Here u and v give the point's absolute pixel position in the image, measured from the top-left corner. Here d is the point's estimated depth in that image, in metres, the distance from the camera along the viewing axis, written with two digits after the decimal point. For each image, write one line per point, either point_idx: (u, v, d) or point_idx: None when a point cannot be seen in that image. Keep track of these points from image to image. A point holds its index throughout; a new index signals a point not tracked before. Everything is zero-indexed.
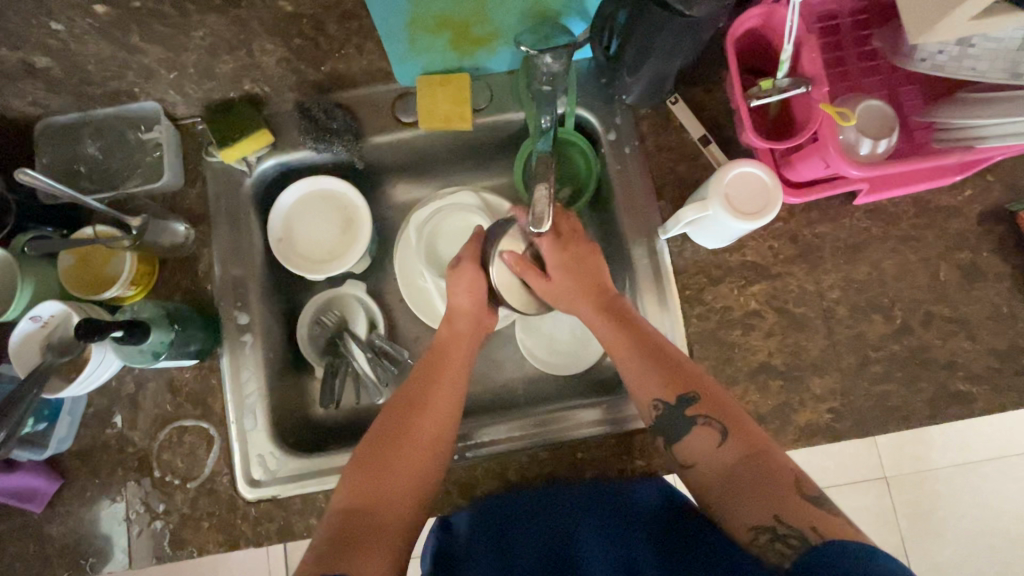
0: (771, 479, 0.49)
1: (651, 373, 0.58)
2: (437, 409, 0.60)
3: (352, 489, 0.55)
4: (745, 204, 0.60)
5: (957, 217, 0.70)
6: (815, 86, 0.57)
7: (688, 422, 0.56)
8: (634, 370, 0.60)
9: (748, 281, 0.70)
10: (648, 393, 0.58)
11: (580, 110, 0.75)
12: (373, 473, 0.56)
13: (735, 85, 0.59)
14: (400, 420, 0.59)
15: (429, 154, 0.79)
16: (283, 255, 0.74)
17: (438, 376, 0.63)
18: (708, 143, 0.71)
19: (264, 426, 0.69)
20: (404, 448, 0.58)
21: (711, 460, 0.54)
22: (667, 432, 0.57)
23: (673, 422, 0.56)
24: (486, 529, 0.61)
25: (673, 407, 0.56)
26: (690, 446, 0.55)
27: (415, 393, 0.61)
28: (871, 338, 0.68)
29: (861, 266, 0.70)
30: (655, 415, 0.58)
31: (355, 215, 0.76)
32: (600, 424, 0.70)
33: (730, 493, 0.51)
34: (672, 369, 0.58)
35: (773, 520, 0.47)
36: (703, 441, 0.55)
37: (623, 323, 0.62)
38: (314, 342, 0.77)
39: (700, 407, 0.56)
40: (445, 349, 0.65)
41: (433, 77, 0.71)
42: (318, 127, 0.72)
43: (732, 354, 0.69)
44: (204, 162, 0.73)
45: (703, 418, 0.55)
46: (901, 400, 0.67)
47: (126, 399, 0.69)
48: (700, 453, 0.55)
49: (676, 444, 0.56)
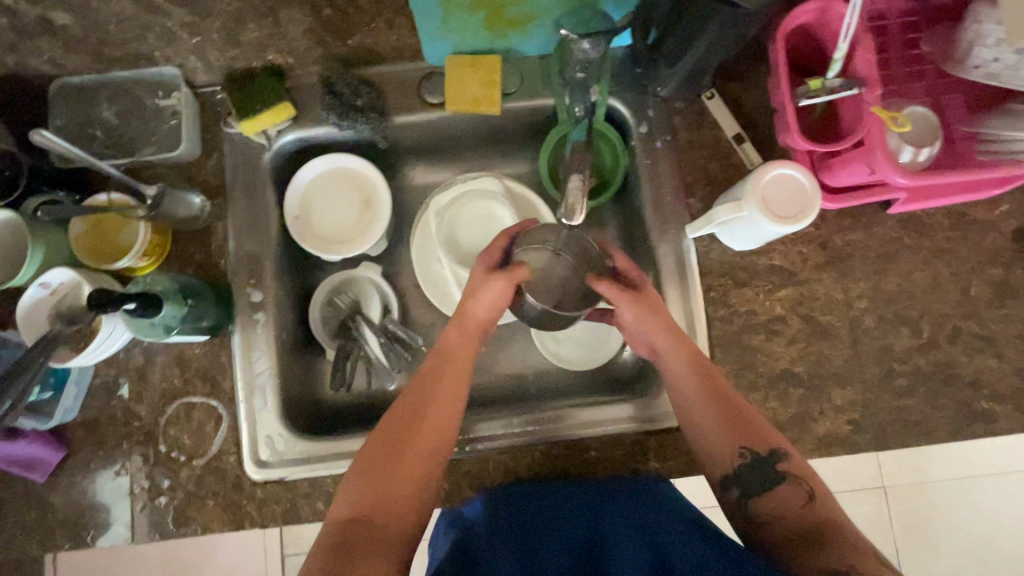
0: (850, 544, 0.50)
1: (738, 428, 0.57)
2: (437, 415, 0.57)
3: (354, 498, 0.52)
4: (782, 207, 0.58)
5: (991, 232, 0.69)
6: (866, 89, 0.55)
7: (775, 478, 0.56)
8: (718, 423, 0.58)
9: (774, 286, 0.68)
10: (736, 439, 0.57)
11: (612, 100, 0.72)
12: (375, 482, 0.53)
13: (782, 83, 0.57)
14: (402, 425, 0.56)
15: (453, 138, 0.77)
16: (299, 233, 0.72)
17: (438, 378, 0.58)
18: (742, 141, 0.69)
19: (274, 406, 0.68)
20: (404, 459, 0.54)
21: (792, 515, 0.53)
22: (742, 485, 0.56)
23: (758, 477, 0.56)
24: (501, 526, 0.60)
25: (762, 461, 0.56)
26: (769, 502, 0.55)
27: (416, 397, 0.57)
28: (896, 351, 0.67)
29: (890, 277, 0.68)
30: (736, 468, 0.56)
31: (376, 196, 0.74)
32: (605, 424, 0.69)
33: (809, 549, 0.50)
34: (758, 425, 0.58)
35: (848, 566, 0.47)
36: (791, 501, 0.54)
37: (710, 379, 0.59)
38: (326, 324, 0.75)
39: (790, 466, 0.56)
40: (454, 350, 0.60)
41: (463, 57, 0.69)
42: (343, 104, 0.70)
43: (754, 360, 0.67)
44: (222, 133, 0.70)
45: (791, 477, 0.55)
46: (922, 415, 0.66)
47: (134, 371, 0.68)
48: (779, 509, 0.54)
49: (751, 497, 0.56)
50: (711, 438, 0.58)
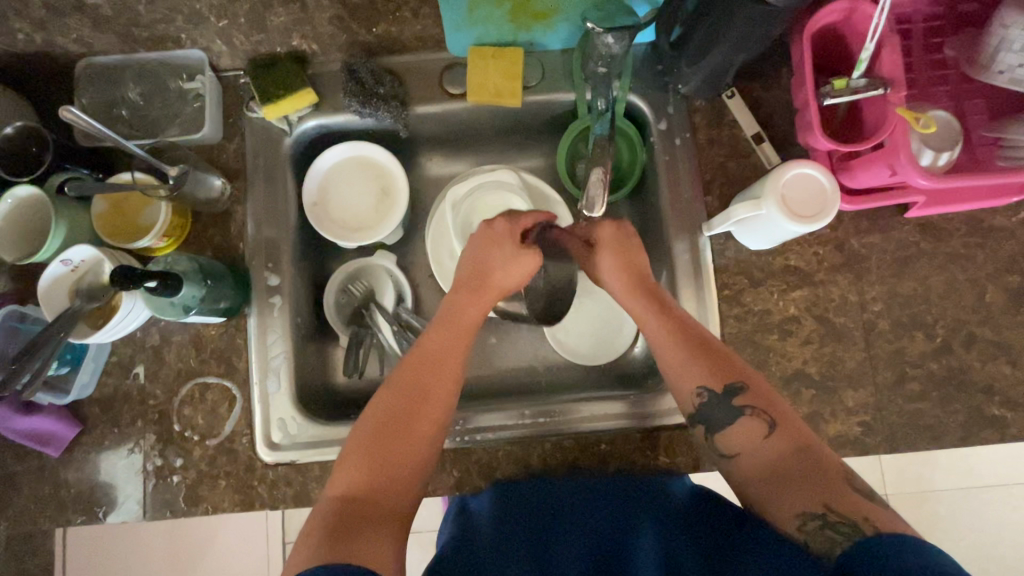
0: (825, 475, 0.48)
1: (696, 359, 0.57)
2: (439, 398, 0.57)
3: (351, 478, 0.52)
4: (802, 206, 0.58)
5: (1009, 239, 0.69)
6: (891, 90, 0.56)
7: (735, 412, 0.55)
8: (678, 362, 0.58)
9: (790, 286, 0.68)
10: (693, 379, 0.57)
11: (632, 96, 0.73)
12: (373, 459, 0.52)
13: (806, 82, 0.58)
14: (398, 401, 0.55)
15: (472, 129, 0.77)
16: (316, 219, 0.73)
17: (436, 360, 0.58)
18: (762, 141, 0.69)
19: (287, 390, 0.68)
20: (403, 436, 0.54)
21: (758, 454, 0.52)
22: (710, 421, 0.56)
23: (721, 411, 0.55)
24: (511, 525, 0.60)
25: (719, 396, 0.55)
26: (735, 439, 0.54)
27: (416, 378, 0.57)
28: (910, 355, 0.67)
29: (906, 281, 0.68)
30: (697, 407, 0.56)
31: (393, 185, 0.74)
32: (605, 419, 0.70)
33: (779, 484, 0.49)
34: (721, 360, 0.57)
35: (823, 507, 0.46)
36: (750, 432, 0.53)
37: (673, 318, 0.60)
38: (340, 310, 0.76)
39: (750, 398, 0.54)
40: (458, 331, 0.61)
41: (486, 49, 0.70)
42: (365, 90, 0.70)
43: (767, 359, 0.67)
44: (243, 118, 0.71)
45: (751, 407, 0.54)
46: (934, 420, 0.66)
47: (150, 350, 0.68)
48: (745, 444, 0.53)
49: (717, 434, 0.55)
50: (675, 377, 0.58)
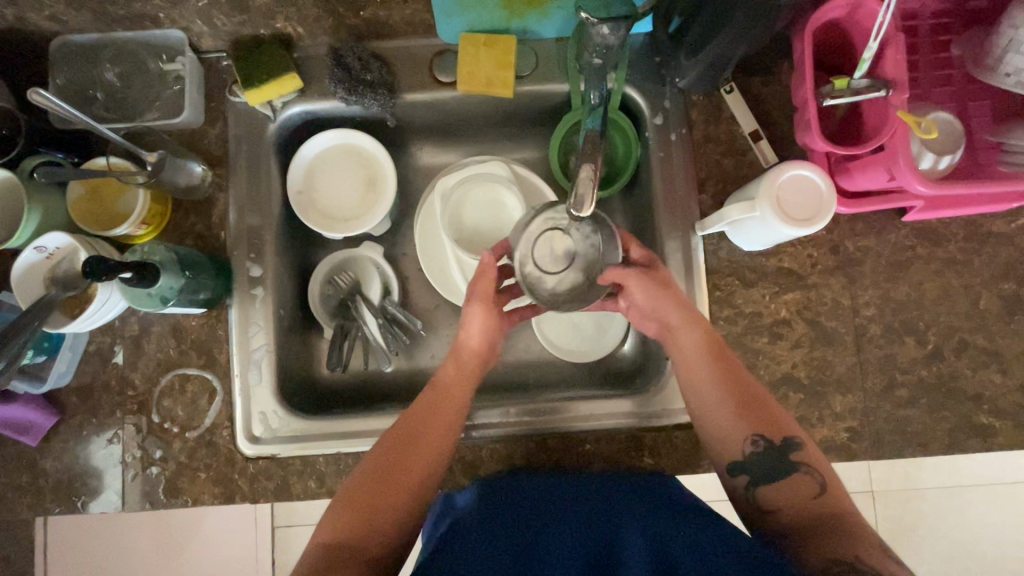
0: (860, 536, 0.51)
1: (747, 407, 0.59)
2: (435, 441, 0.60)
3: (341, 515, 0.56)
4: (797, 209, 0.57)
5: (1007, 245, 0.67)
6: (893, 91, 0.54)
7: (789, 466, 0.57)
8: (729, 404, 0.59)
9: (782, 288, 0.67)
10: (749, 427, 0.58)
11: (629, 89, 0.70)
12: (369, 499, 0.56)
13: (806, 79, 0.56)
14: (403, 449, 0.59)
15: (463, 118, 0.75)
16: (300, 208, 0.71)
17: (448, 407, 0.62)
18: (759, 138, 0.67)
19: (269, 382, 0.67)
20: (400, 479, 0.58)
21: (796, 507, 0.55)
22: (750, 472, 0.57)
23: (768, 465, 0.57)
24: (482, 513, 0.59)
25: (776, 447, 0.57)
26: (777, 494, 0.56)
27: (414, 428, 0.61)
28: (900, 361, 0.66)
29: (900, 286, 0.67)
30: (748, 454, 0.58)
31: (381, 175, 0.72)
32: (602, 419, 0.69)
33: (810, 534, 0.52)
34: (769, 412, 0.59)
35: (852, 557, 0.48)
36: (798, 490, 0.56)
37: (716, 354, 0.61)
38: (325, 302, 0.75)
39: (803, 456, 0.57)
40: (453, 380, 0.64)
41: (478, 36, 0.67)
42: (352, 77, 0.67)
43: (757, 362, 0.67)
44: (227, 102, 0.69)
45: (805, 466, 0.56)
46: (921, 427, 0.65)
47: (129, 340, 0.67)
48: (785, 499, 0.56)
49: (759, 486, 0.57)
50: (720, 423, 0.59)
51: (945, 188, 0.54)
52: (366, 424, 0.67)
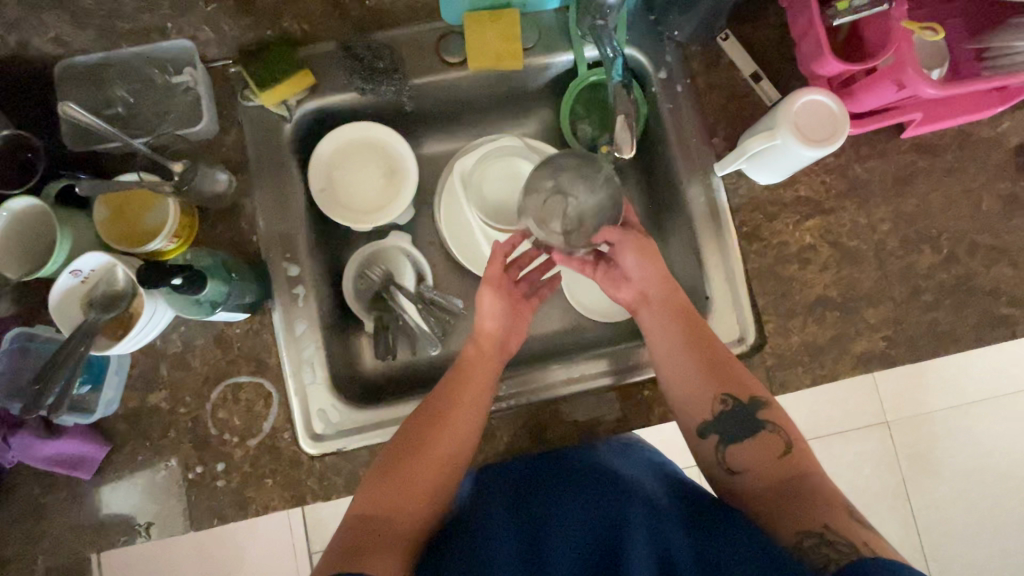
0: (825, 497, 0.53)
1: (715, 370, 0.62)
2: (455, 423, 0.61)
3: (370, 499, 0.57)
4: (814, 131, 0.60)
5: (996, 148, 0.73)
6: (892, 6, 0.58)
7: (757, 424, 0.59)
8: (698, 366, 0.62)
9: (803, 216, 0.71)
10: (716, 387, 0.61)
11: (630, 49, 0.73)
12: (389, 480, 0.58)
13: (811, 5, 0.59)
14: (412, 435, 0.60)
15: (474, 99, 0.76)
16: (326, 206, 0.72)
17: (459, 397, 0.62)
18: (760, 79, 0.71)
19: (323, 379, 0.67)
20: (411, 467, 0.59)
21: (767, 471, 0.57)
22: (721, 430, 0.60)
23: (734, 424, 0.60)
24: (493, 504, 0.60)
25: (744, 406, 0.60)
26: (747, 452, 0.58)
27: (428, 412, 0.62)
28: (921, 268, 0.70)
29: (909, 200, 0.72)
30: (720, 412, 0.61)
31: (401, 163, 0.74)
32: (592, 380, 0.71)
33: (782, 502, 0.54)
34: (730, 370, 0.62)
35: (822, 527, 0.50)
36: (769, 450, 0.58)
37: (683, 317, 0.65)
38: (361, 296, 0.75)
39: (772, 414, 0.59)
40: (469, 368, 0.64)
41: (481, 13, 0.69)
42: (366, 67, 0.69)
43: (791, 288, 0.70)
44: (239, 107, 0.68)
45: (774, 425, 0.59)
46: (950, 326, 0.69)
47: (174, 358, 0.66)
48: (756, 460, 0.58)
49: (732, 444, 0.59)
50: (690, 384, 0.62)
51: (949, 88, 0.58)
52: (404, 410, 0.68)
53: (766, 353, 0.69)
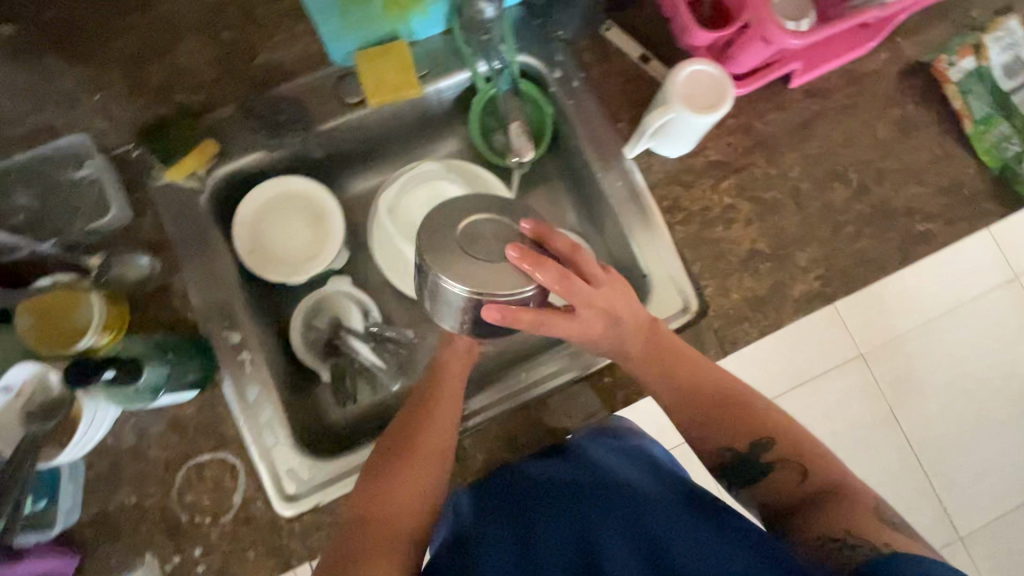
0: (853, 505, 0.51)
1: (713, 417, 0.58)
2: (444, 424, 0.60)
3: (363, 500, 0.55)
4: (702, 98, 0.63)
5: (880, 79, 0.77)
6: None
7: (766, 464, 0.56)
8: (699, 416, 0.59)
9: (718, 179, 0.73)
10: (715, 441, 0.58)
11: (523, 56, 0.75)
12: (379, 482, 0.56)
13: None
14: (409, 432, 0.59)
15: (385, 132, 0.78)
16: (258, 266, 0.72)
17: (441, 399, 0.62)
18: (648, 60, 0.74)
19: (287, 438, 0.66)
20: (407, 467, 0.56)
21: (785, 490, 0.55)
22: (738, 478, 0.57)
23: (748, 467, 0.57)
24: (490, 512, 0.54)
25: (747, 455, 0.57)
26: (768, 486, 0.55)
27: (418, 409, 0.61)
28: (836, 205, 0.74)
29: (812, 143, 0.75)
30: (722, 464, 0.58)
31: (325, 209, 0.75)
32: (554, 379, 0.71)
33: (805, 516, 0.52)
34: (729, 407, 0.58)
35: (844, 533, 0.49)
36: (784, 484, 0.55)
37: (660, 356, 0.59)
38: (313, 347, 0.75)
39: (777, 451, 0.56)
40: (450, 369, 0.63)
41: (371, 51, 0.70)
42: (268, 123, 0.70)
43: (721, 249, 0.72)
44: (149, 188, 0.68)
45: (780, 461, 0.56)
46: (875, 253, 0.73)
47: (131, 451, 0.64)
48: (780, 483, 0.55)
49: (751, 485, 0.56)
50: (698, 436, 0.59)
51: (810, 35, 0.62)
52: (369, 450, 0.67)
53: (712, 316, 0.70)
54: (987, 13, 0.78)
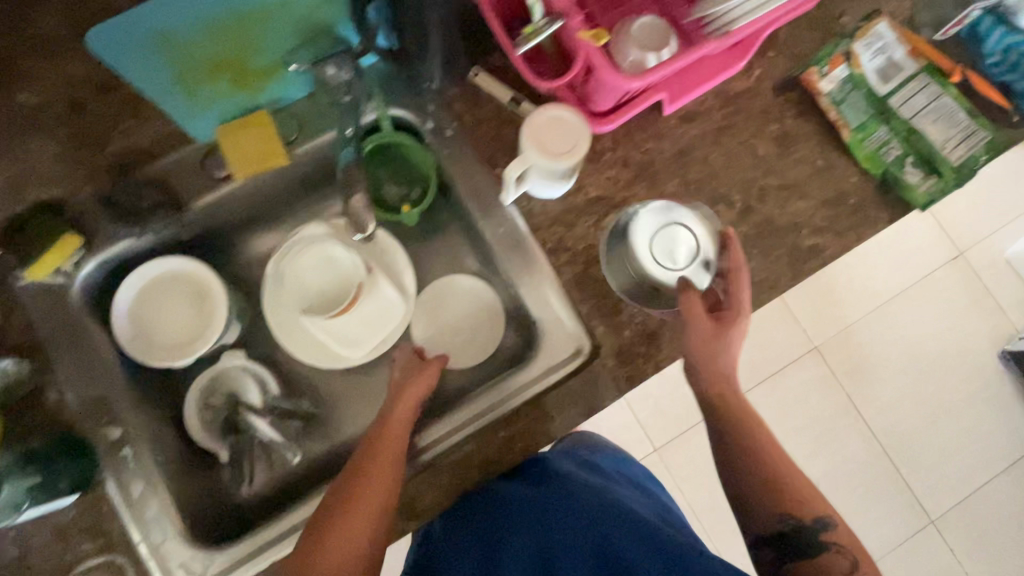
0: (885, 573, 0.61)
1: (766, 496, 0.63)
2: (390, 469, 0.60)
3: (313, 546, 0.58)
4: (555, 144, 0.62)
5: (755, 96, 0.76)
6: (569, 19, 0.61)
7: (821, 546, 0.62)
8: (757, 482, 0.64)
9: (601, 215, 0.73)
10: (773, 510, 0.63)
11: (392, 110, 0.74)
12: (325, 528, 0.58)
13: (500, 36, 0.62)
14: (352, 477, 0.60)
15: (265, 201, 0.76)
16: (141, 353, 0.71)
17: (387, 442, 0.62)
18: (519, 101, 0.72)
19: (175, 531, 0.64)
20: (354, 509, 0.58)
21: (834, 571, 0.61)
22: (780, 553, 0.63)
23: (798, 546, 0.62)
24: (456, 521, 0.65)
25: (811, 528, 0.62)
26: (808, 569, 0.61)
27: (370, 450, 0.61)
28: (721, 228, 0.73)
29: (692, 168, 0.74)
30: (776, 532, 0.63)
31: (206, 286, 0.73)
32: (517, 396, 0.71)
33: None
34: (808, 494, 0.63)
35: None
36: (836, 563, 0.61)
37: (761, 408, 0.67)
38: (209, 427, 0.74)
39: (836, 536, 0.62)
40: (400, 414, 0.64)
41: (231, 124, 0.69)
42: (129, 210, 0.68)
43: (609, 287, 0.71)
44: (15, 289, 0.66)
45: (836, 546, 0.62)
46: (765, 274, 0.72)
47: (12, 565, 0.62)
48: (835, 566, 0.61)
49: (801, 559, 0.62)
50: (765, 502, 0.63)
51: (651, 75, 0.62)
52: (266, 534, 0.65)
53: (605, 355, 0.69)
54: (857, 19, 0.78)
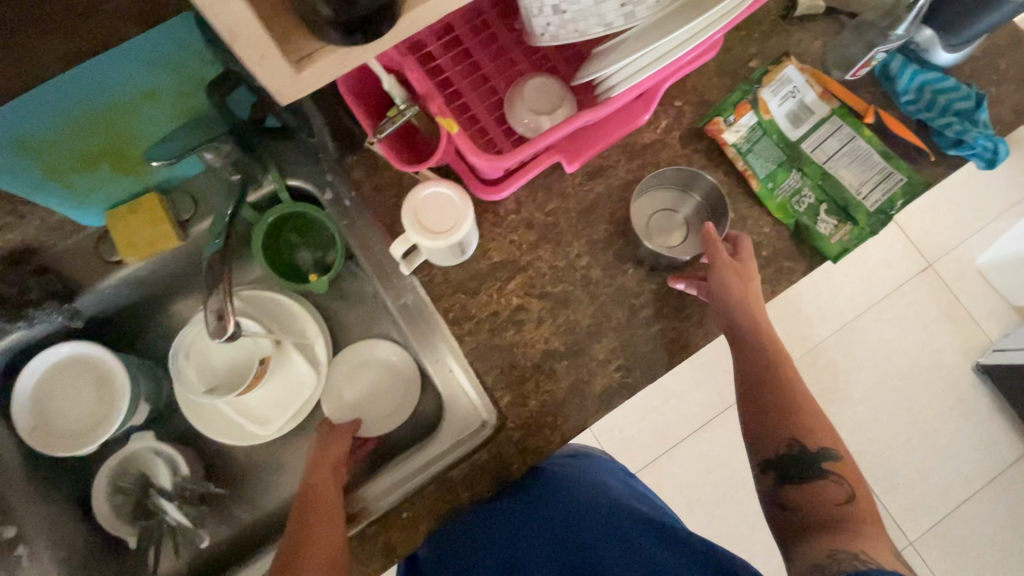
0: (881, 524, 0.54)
1: (769, 413, 0.63)
2: (325, 535, 0.57)
3: None
4: (436, 221, 0.61)
5: (663, 147, 0.74)
6: (430, 100, 0.59)
7: (819, 472, 0.58)
8: (766, 403, 0.64)
9: (505, 280, 0.71)
10: (784, 432, 0.61)
11: (290, 180, 0.72)
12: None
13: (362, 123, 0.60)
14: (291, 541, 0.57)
15: (169, 278, 0.74)
16: (40, 444, 0.68)
17: (315, 509, 0.60)
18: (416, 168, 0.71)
19: None
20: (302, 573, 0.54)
21: (823, 504, 0.57)
22: (779, 470, 0.60)
23: (797, 468, 0.59)
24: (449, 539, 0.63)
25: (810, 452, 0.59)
26: (802, 492, 0.58)
27: (304, 511, 0.60)
28: (630, 287, 0.71)
29: (598, 227, 0.72)
30: (781, 453, 0.61)
31: (108, 369, 0.71)
32: (439, 460, 0.68)
33: (824, 530, 0.54)
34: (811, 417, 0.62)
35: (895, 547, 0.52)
36: (831, 494, 0.57)
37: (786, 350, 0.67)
38: (119, 513, 0.72)
39: (838, 466, 0.59)
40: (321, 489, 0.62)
41: (121, 208, 0.68)
42: (17, 303, 0.66)
43: (514, 354, 0.69)
44: None
45: (835, 475, 0.58)
46: (675, 334, 0.70)
47: None
48: (819, 499, 0.57)
49: (788, 484, 0.59)
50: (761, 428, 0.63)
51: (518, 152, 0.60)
52: None
53: (511, 427, 0.67)
54: (766, 63, 0.76)
